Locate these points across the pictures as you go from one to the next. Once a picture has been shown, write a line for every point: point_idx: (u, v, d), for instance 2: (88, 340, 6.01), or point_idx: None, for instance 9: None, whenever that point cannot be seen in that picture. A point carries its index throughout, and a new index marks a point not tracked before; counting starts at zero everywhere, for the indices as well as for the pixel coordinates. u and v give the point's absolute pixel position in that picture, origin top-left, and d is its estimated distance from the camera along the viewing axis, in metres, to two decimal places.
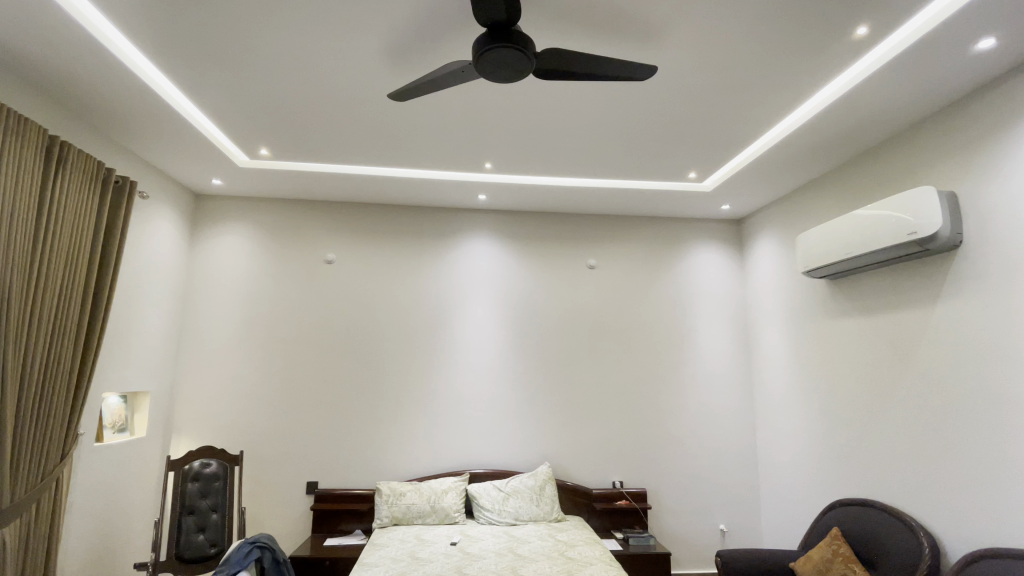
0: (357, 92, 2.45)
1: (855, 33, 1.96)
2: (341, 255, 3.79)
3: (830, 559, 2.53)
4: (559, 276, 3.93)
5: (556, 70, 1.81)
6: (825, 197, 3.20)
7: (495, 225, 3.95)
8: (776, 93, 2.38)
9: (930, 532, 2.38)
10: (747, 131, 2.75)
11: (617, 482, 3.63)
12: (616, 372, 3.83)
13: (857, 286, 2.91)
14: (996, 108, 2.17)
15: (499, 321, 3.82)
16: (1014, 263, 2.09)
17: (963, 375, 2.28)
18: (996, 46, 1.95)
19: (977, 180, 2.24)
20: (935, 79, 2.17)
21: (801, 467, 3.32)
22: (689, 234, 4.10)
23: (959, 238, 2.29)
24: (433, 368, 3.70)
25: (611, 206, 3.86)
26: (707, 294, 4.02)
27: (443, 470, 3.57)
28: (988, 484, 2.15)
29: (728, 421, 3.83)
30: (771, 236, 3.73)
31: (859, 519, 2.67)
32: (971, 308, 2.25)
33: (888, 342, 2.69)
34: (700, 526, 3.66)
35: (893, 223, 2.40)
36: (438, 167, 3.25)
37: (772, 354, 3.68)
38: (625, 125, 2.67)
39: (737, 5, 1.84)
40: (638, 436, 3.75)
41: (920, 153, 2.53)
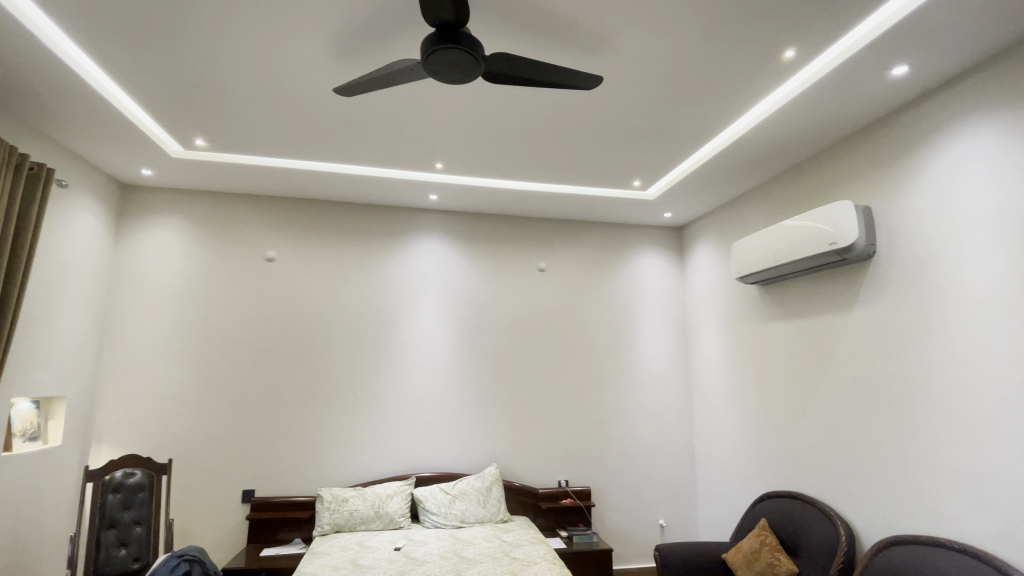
0: (301, 85, 2.36)
1: (785, 55, 2.09)
2: (283, 252, 3.64)
3: (758, 549, 2.69)
4: (509, 278, 3.96)
5: (503, 74, 1.82)
6: (758, 207, 3.39)
7: (446, 226, 3.92)
8: (715, 108, 2.50)
9: (846, 520, 2.58)
10: (688, 143, 2.88)
11: (562, 481, 3.69)
12: (563, 373, 3.90)
13: (784, 292, 3.11)
14: (905, 131, 2.38)
15: (448, 322, 3.79)
16: (918, 273, 2.30)
17: (875, 375, 2.48)
18: (906, 74, 2.14)
19: (889, 196, 2.45)
20: (854, 101, 2.35)
21: (734, 462, 3.50)
22: (633, 239, 4.23)
23: (873, 249, 2.49)
24: (379, 371, 3.62)
25: (560, 211, 3.92)
26: (650, 297, 4.16)
27: (389, 474, 3.50)
28: (895, 475, 2.35)
29: (669, 420, 3.98)
30: (709, 243, 3.92)
31: (784, 510, 2.85)
32: (882, 313, 2.46)
33: (811, 344, 2.89)
34: (641, 522, 3.78)
35: (816, 233, 2.58)
36: (386, 164, 3.19)
37: (709, 356, 3.85)
38: (574, 131, 2.72)
39: (680, 23, 1.92)
40: (584, 436, 3.83)
41: (841, 170, 2.73)
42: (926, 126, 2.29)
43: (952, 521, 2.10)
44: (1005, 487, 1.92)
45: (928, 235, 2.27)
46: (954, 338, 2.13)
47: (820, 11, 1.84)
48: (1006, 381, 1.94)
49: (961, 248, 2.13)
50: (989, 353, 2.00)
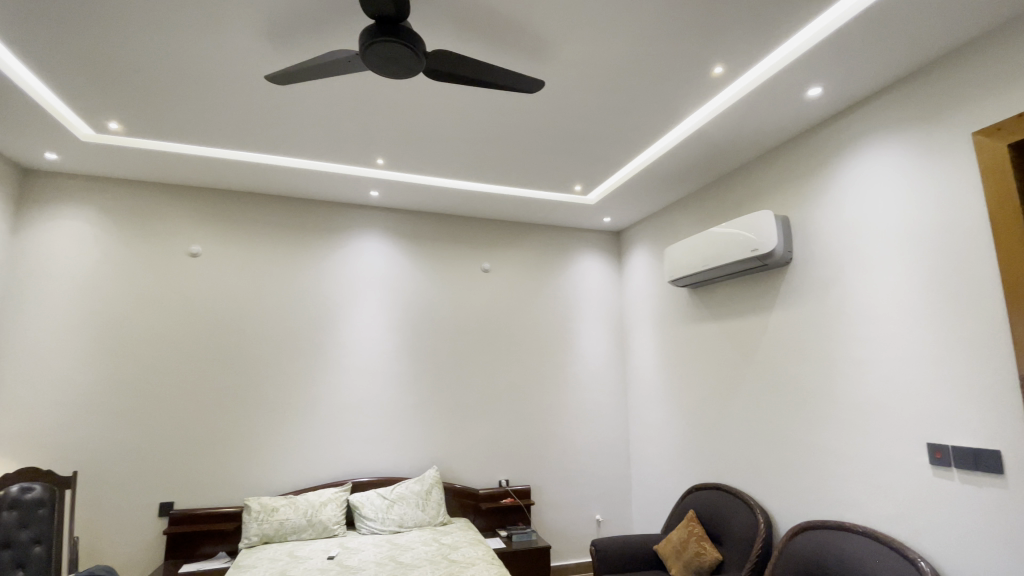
0: (230, 70, 2.22)
1: (714, 71, 2.22)
2: (209, 247, 3.41)
3: (686, 538, 2.82)
4: (453, 278, 3.93)
5: (445, 71, 1.80)
6: (689, 214, 3.57)
7: (388, 224, 3.83)
8: (652, 118, 2.61)
9: (764, 508, 2.76)
10: (627, 150, 2.98)
11: (503, 481, 3.70)
12: (505, 374, 3.91)
13: (712, 295, 3.28)
14: (818, 148, 2.59)
15: (388, 323, 3.70)
16: (827, 279, 2.50)
17: (791, 373, 2.68)
18: (819, 96, 2.33)
19: (803, 207, 2.66)
20: (775, 118, 2.53)
21: (665, 457, 3.66)
22: (574, 242, 4.33)
23: (790, 256, 2.69)
24: (314, 373, 3.47)
25: (503, 212, 3.94)
26: (589, 299, 4.27)
27: (323, 480, 3.37)
28: (806, 465, 2.55)
29: (607, 418, 4.10)
30: (645, 247, 4.07)
31: (710, 501, 3.02)
32: (797, 316, 2.66)
33: (736, 344, 3.07)
34: (579, 519, 3.87)
35: (741, 240, 2.75)
36: (323, 158, 3.07)
37: (644, 356, 4.00)
38: (517, 133, 2.74)
39: (621, 33, 1.98)
40: (524, 436, 3.86)
41: (763, 182, 2.93)
42: (837, 144, 2.50)
43: (853, 504, 2.31)
44: (897, 472, 2.12)
45: (836, 243, 2.47)
46: (857, 338, 2.34)
47: (746, 31, 1.96)
48: (897, 377, 2.15)
49: (863, 255, 2.33)
50: (884, 352, 2.21)
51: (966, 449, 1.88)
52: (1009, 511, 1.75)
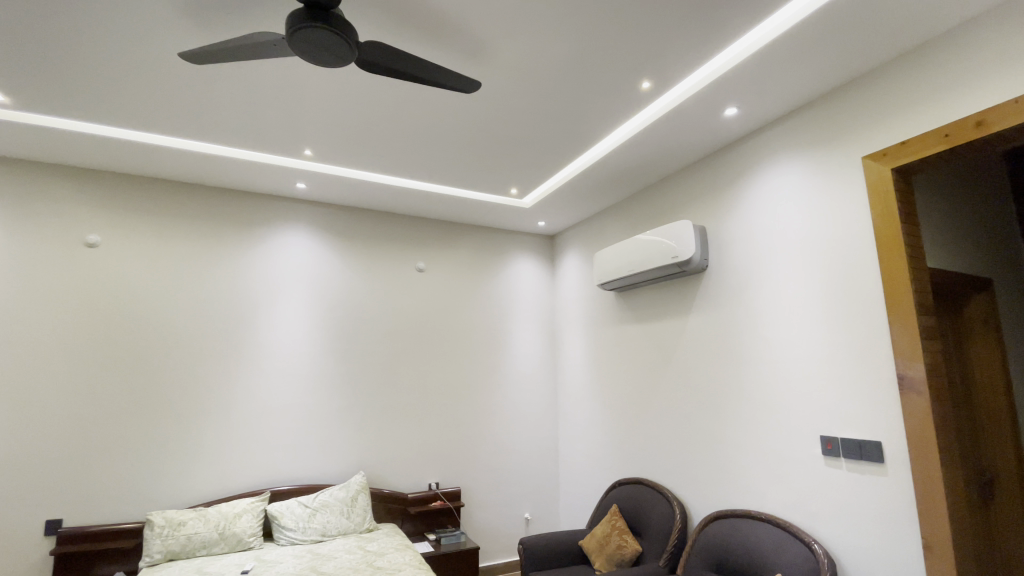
0: (137, 44, 2.02)
1: (642, 85, 2.34)
2: (110, 236, 3.09)
3: (609, 532, 2.93)
4: (385, 277, 3.83)
5: (380, 65, 1.75)
6: (617, 221, 3.72)
7: (316, 219, 3.67)
8: (585, 126, 2.70)
9: (681, 500, 2.93)
10: (562, 156, 3.06)
11: (432, 483, 3.65)
12: (437, 374, 3.87)
13: (637, 299, 3.44)
14: (733, 164, 2.80)
15: (314, 323, 3.54)
16: (738, 285, 2.70)
17: (705, 373, 2.86)
18: (734, 117, 2.52)
19: (719, 218, 2.86)
20: (696, 134, 2.70)
21: (592, 454, 3.78)
22: (509, 244, 4.37)
23: (706, 263, 2.89)
24: (229, 375, 3.24)
25: (438, 211, 3.90)
26: (523, 300, 4.33)
27: (237, 490, 3.15)
28: (718, 458, 2.73)
29: (537, 418, 4.18)
30: (577, 251, 4.19)
31: (631, 495, 3.15)
32: (712, 319, 2.85)
33: (657, 345, 3.24)
34: (508, 518, 3.89)
35: (663, 247, 2.91)
36: (245, 145, 2.88)
37: (574, 357, 4.12)
38: (453, 132, 2.73)
39: (556, 42, 2.03)
40: (455, 437, 3.83)
41: (685, 193, 3.12)
42: (749, 161, 2.71)
43: (757, 494, 2.50)
44: (793, 462, 2.33)
45: (747, 254, 2.67)
46: (762, 340, 2.55)
47: (671, 49, 2.08)
48: (795, 375, 2.37)
49: (768, 265, 2.55)
50: (784, 353, 2.43)
51: (852, 440, 2.09)
52: (883, 494, 1.98)
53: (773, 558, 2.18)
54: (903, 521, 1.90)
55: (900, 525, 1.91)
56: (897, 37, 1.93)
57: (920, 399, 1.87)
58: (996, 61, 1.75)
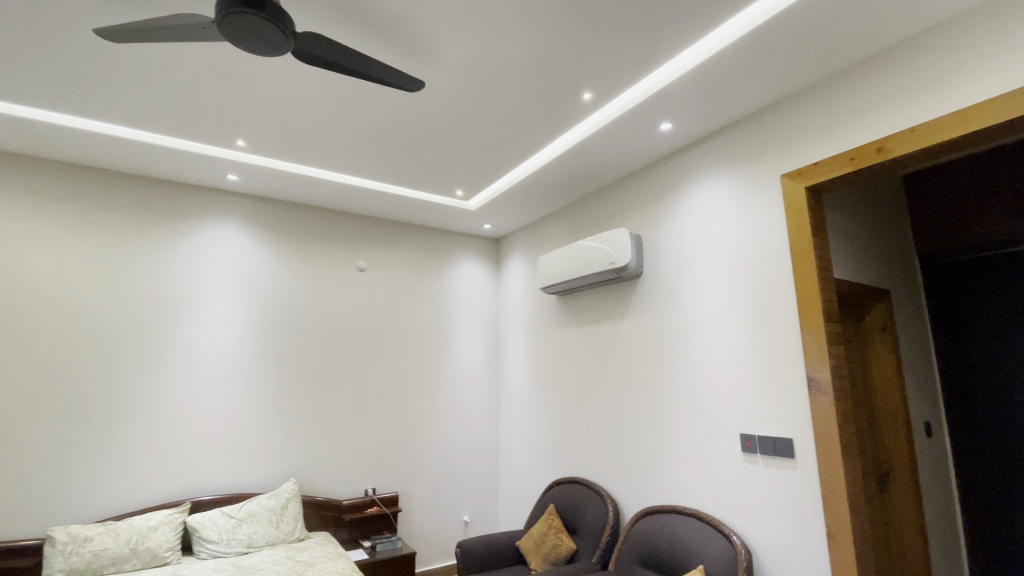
0: (45, 15, 1.85)
1: (584, 96, 2.41)
2: (9, 224, 2.79)
3: (545, 532, 2.98)
4: (323, 275, 3.70)
5: (320, 57, 1.70)
6: (560, 226, 3.80)
7: (249, 213, 3.49)
8: (528, 132, 2.74)
9: (614, 498, 3.02)
10: (507, 161, 3.09)
11: (369, 489, 3.56)
12: (376, 377, 3.78)
13: (577, 303, 3.53)
14: (667, 176, 2.94)
15: (244, 322, 3.36)
16: (670, 292, 2.84)
17: (639, 375, 2.98)
18: (669, 132, 2.65)
19: (654, 227, 2.99)
20: (635, 146, 2.81)
21: (531, 455, 3.82)
22: (454, 246, 4.36)
23: (642, 270, 3.01)
24: (146, 378, 3.01)
25: (382, 210, 3.82)
26: (467, 302, 4.32)
27: (153, 501, 2.92)
28: (648, 457, 2.85)
29: (478, 420, 4.18)
30: (521, 255, 4.24)
31: (568, 495, 3.21)
32: (646, 323, 2.97)
33: (595, 348, 3.33)
34: (446, 522, 3.86)
35: (602, 254, 3.01)
36: (169, 132, 2.70)
37: (516, 359, 4.16)
38: (396, 130, 2.68)
39: (500, 47, 2.05)
40: (393, 441, 3.76)
41: (623, 202, 3.24)
42: (682, 174, 2.85)
43: (683, 490, 2.62)
44: (716, 459, 2.47)
45: (678, 262, 2.81)
46: (690, 344, 2.68)
47: (611, 64, 2.16)
48: (718, 377, 2.51)
49: (696, 273, 2.69)
50: (709, 356, 2.57)
51: (767, 438, 2.24)
52: (793, 487, 2.13)
53: (697, 551, 2.30)
54: (809, 513, 2.06)
55: (807, 516, 2.07)
56: (810, 66, 2.11)
57: (826, 399, 2.03)
58: (893, 96, 1.95)
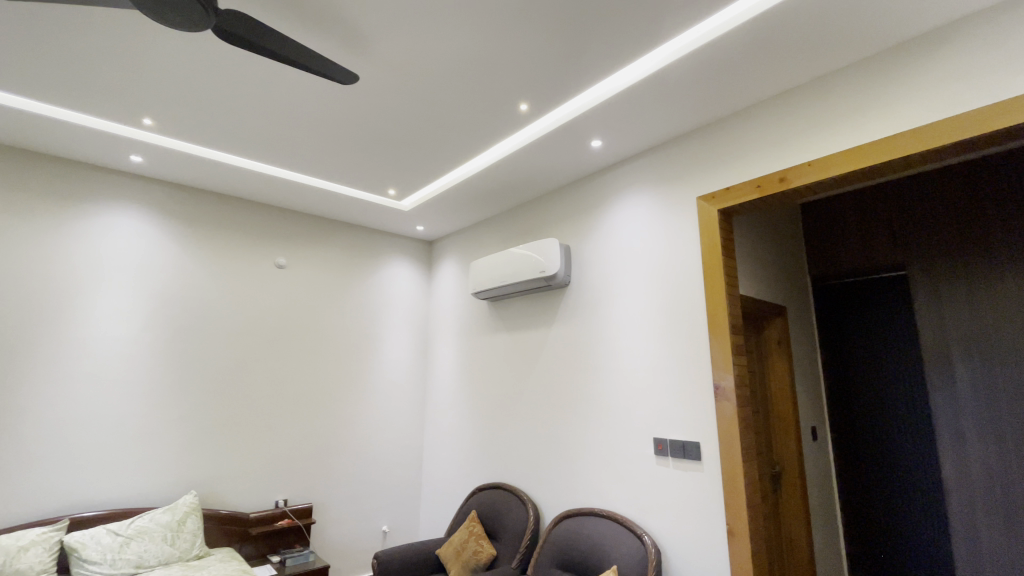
0: None
1: (520, 107, 2.46)
2: None
3: (466, 539, 2.96)
4: (239, 271, 3.46)
5: (247, 41, 1.60)
6: (493, 232, 3.83)
7: (155, 199, 3.19)
8: (464, 137, 2.74)
9: (536, 503, 3.07)
10: (442, 164, 3.07)
11: (280, 501, 3.35)
12: (294, 380, 3.58)
13: (507, 309, 3.57)
14: (596, 190, 3.07)
15: (143, 319, 3.05)
16: (594, 301, 2.95)
17: (563, 382, 3.06)
18: (599, 149, 2.77)
19: (582, 239, 3.10)
20: (567, 160, 2.90)
21: (455, 461, 3.79)
22: (385, 246, 4.25)
23: (569, 280, 3.11)
24: (17, 379, 2.63)
25: (308, 205, 3.65)
26: (396, 305, 4.22)
27: (19, 520, 2.54)
28: (569, 463, 2.92)
29: (402, 426, 4.08)
30: (453, 259, 4.22)
31: (490, 501, 3.22)
32: (571, 331, 3.06)
33: (522, 355, 3.38)
34: (364, 533, 3.72)
35: (532, 262, 3.08)
36: (60, 102, 2.40)
37: (444, 363, 4.12)
38: (326, 123, 2.58)
39: (440, 50, 2.04)
40: (310, 448, 3.57)
41: (554, 213, 3.33)
42: (610, 189, 2.98)
43: (601, 494, 2.72)
44: (632, 463, 2.58)
45: (603, 273, 2.92)
46: (610, 353, 2.80)
47: (548, 78, 2.22)
48: (636, 385, 2.64)
49: (619, 285, 2.82)
50: (627, 364, 2.70)
51: (678, 442, 2.38)
52: (700, 489, 2.28)
53: (612, 553, 2.39)
54: (713, 512, 2.21)
55: (711, 515, 2.22)
56: (726, 98, 2.29)
57: (729, 405, 2.20)
58: (793, 134, 2.18)
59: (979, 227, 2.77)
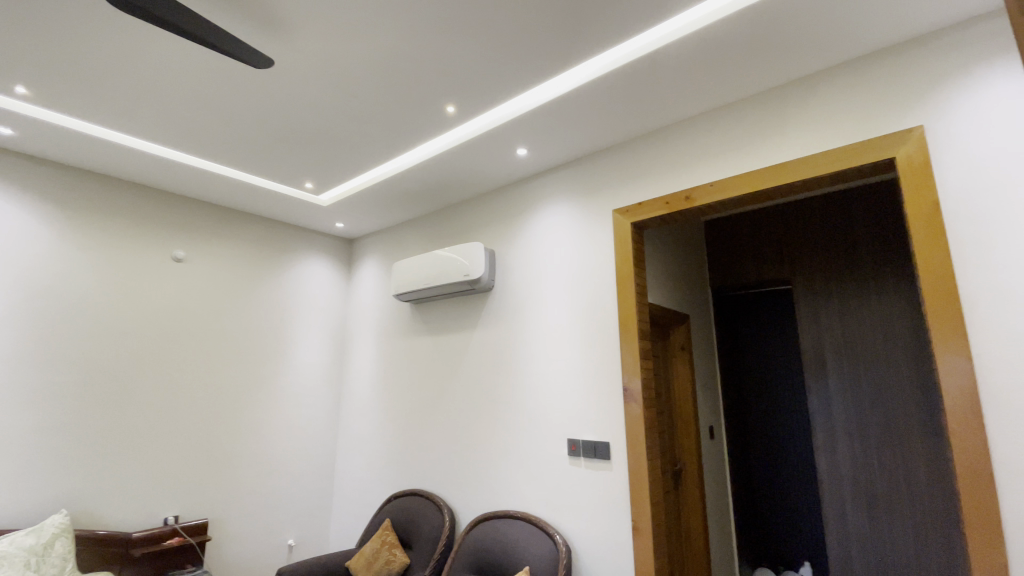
0: None
1: (447, 109, 2.46)
2: None
3: (378, 548, 2.88)
4: (130, 263, 3.12)
5: (150, 13, 1.46)
6: (417, 233, 3.78)
7: (28, 178, 2.81)
8: (389, 135, 2.69)
9: (453, 508, 3.04)
10: (364, 161, 2.99)
11: (170, 517, 3.04)
12: (193, 384, 3.29)
13: (430, 312, 3.53)
14: (519, 197, 3.14)
15: (7, 314, 2.66)
16: (515, 306, 3.00)
17: (482, 385, 3.07)
18: (524, 156, 2.83)
19: (504, 243, 3.15)
20: (493, 165, 2.94)
21: (370, 467, 3.67)
22: (301, 243, 4.05)
23: (492, 284, 3.14)
24: None
25: (215, 194, 3.39)
26: (311, 304, 4.03)
27: None
28: (486, 466, 2.93)
29: (314, 433, 3.88)
30: (374, 259, 4.11)
31: (405, 507, 3.14)
32: (492, 335, 3.09)
33: (443, 358, 3.36)
34: (268, 547, 3.48)
35: (457, 265, 3.08)
36: None
37: (361, 366, 3.99)
38: (239, 108, 2.42)
39: (365, 43, 1.99)
40: (208, 459, 3.29)
41: (478, 217, 3.36)
42: (532, 197, 3.07)
43: (516, 496, 2.75)
44: (547, 464, 2.65)
45: (524, 279, 2.98)
46: (528, 357, 2.86)
47: (475, 82, 2.24)
48: (552, 388, 2.71)
49: (539, 291, 2.89)
50: (544, 368, 2.77)
51: (589, 442, 2.47)
52: (610, 487, 2.38)
53: (524, 554, 2.42)
54: (620, 509, 2.32)
55: (619, 512, 2.32)
56: (640, 117, 2.45)
57: (637, 406, 2.32)
58: (697, 156, 2.38)
59: (850, 249, 3.17)
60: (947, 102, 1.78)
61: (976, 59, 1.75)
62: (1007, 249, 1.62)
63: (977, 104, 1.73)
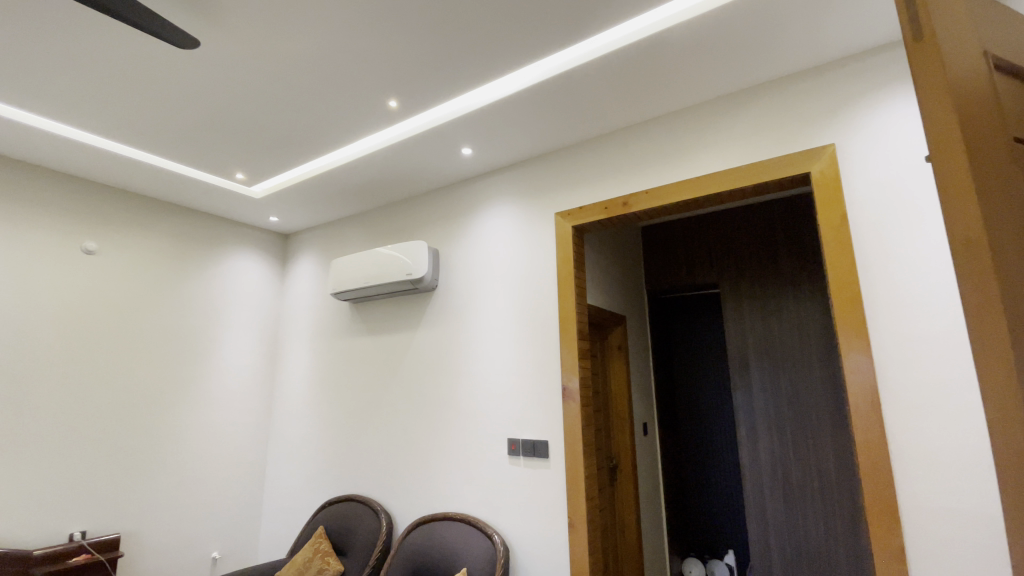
0: None
1: (390, 104, 2.40)
2: None
3: (310, 558, 2.77)
4: (33, 253, 2.81)
5: None
6: (357, 230, 3.67)
7: None
8: (329, 127, 2.59)
9: (391, 512, 2.97)
10: (302, 153, 2.87)
11: (76, 533, 2.77)
12: (105, 387, 3.02)
13: (370, 311, 3.44)
14: (462, 197, 3.12)
15: None
16: (458, 306, 2.98)
17: (422, 386, 3.03)
18: (468, 156, 2.82)
19: (447, 243, 3.12)
20: (436, 164, 2.91)
21: (304, 472, 3.52)
22: (231, 237, 3.83)
23: (436, 284, 3.10)
24: None
25: (133, 181, 3.12)
26: (241, 302, 3.82)
27: None
28: (426, 468, 2.89)
29: (242, 438, 3.67)
30: (311, 256, 3.96)
31: (340, 513, 3.04)
32: (434, 335, 3.05)
33: (383, 358, 3.28)
34: (189, 561, 3.25)
35: (399, 264, 3.01)
36: None
37: (296, 367, 3.83)
38: (163, 90, 2.24)
39: (305, 30, 1.91)
40: (122, 468, 3.03)
41: (420, 216, 3.31)
42: (474, 197, 3.06)
43: (455, 497, 2.73)
44: (486, 464, 2.64)
45: (466, 279, 2.97)
46: (470, 358, 2.85)
47: (420, 78, 2.21)
48: (494, 388, 2.71)
49: (480, 291, 2.89)
50: (485, 368, 2.77)
51: (529, 442, 2.50)
52: (549, 486, 2.41)
53: (463, 558, 2.40)
54: (558, 507, 2.36)
55: (557, 510, 2.36)
56: (582, 123, 2.50)
57: (575, 405, 2.37)
58: (634, 163, 2.46)
59: (770, 256, 3.40)
60: (853, 124, 1.95)
61: (878, 86, 1.93)
62: (901, 261, 1.80)
63: (877, 127, 1.90)
